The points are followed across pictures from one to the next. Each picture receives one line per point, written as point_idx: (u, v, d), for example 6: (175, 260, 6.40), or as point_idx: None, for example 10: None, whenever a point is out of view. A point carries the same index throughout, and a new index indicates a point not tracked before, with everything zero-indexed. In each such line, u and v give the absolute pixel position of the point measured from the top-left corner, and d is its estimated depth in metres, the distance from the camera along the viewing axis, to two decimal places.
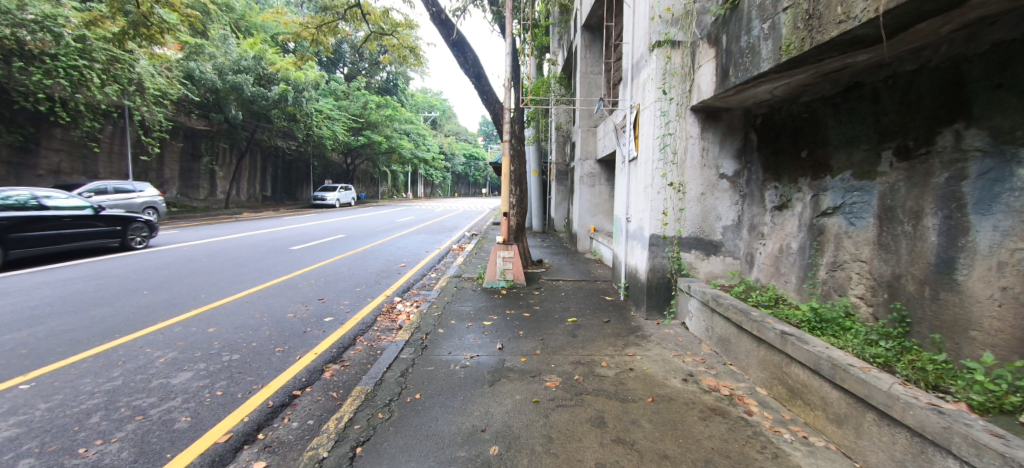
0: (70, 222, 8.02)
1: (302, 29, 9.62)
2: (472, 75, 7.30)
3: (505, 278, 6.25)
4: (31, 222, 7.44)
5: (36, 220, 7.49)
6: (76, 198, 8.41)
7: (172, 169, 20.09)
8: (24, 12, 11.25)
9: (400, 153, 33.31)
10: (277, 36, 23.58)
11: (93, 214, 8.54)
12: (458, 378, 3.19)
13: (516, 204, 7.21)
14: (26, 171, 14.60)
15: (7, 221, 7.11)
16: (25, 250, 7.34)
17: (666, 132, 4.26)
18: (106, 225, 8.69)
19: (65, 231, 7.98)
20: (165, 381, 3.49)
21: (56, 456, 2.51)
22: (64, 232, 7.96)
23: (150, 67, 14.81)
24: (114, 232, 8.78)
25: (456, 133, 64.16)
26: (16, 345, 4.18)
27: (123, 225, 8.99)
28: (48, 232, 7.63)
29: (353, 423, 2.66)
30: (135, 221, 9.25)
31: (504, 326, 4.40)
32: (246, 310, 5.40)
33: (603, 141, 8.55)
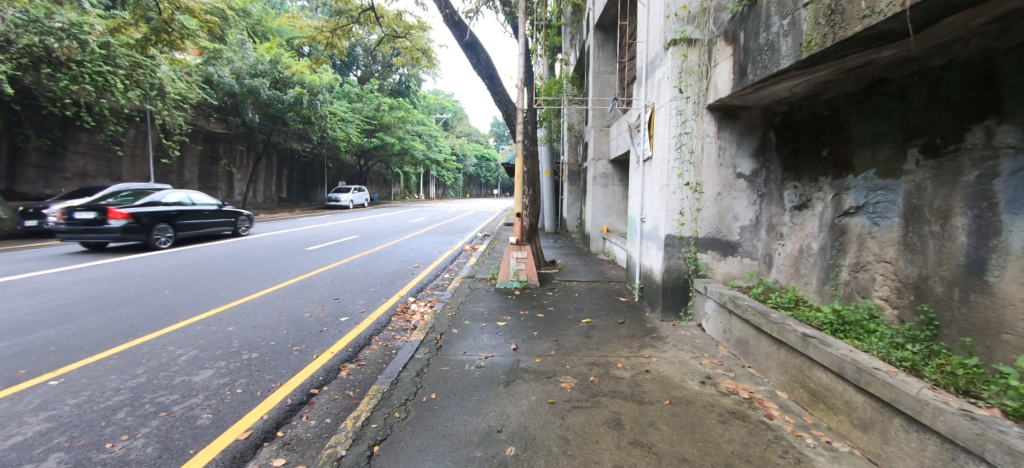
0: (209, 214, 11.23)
1: (317, 33, 9.77)
2: (485, 76, 7.32)
3: (519, 278, 6.24)
4: (186, 213, 10.61)
5: (189, 212, 10.61)
6: (210, 197, 11.67)
7: (191, 171, 20.60)
8: (52, 20, 11.65)
9: (413, 155, 33.59)
10: (292, 40, 23.99)
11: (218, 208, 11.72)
12: (473, 379, 3.20)
13: (529, 204, 7.20)
14: (54, 174, 15.16)
15: (174, 212, 10.24)
16: (184, 234, 10.48)
17: (683, 132, 4.21)
18: (225, 216, 11.83)
19: (204, 220, 11.18)
20: (187, 379, 3.57)
21: (84, 451, 2.59)
22: (205, 221, 11.17)
23: (171, 72, 15.14)
24: (233, 222, 11.99)
25: (468, 134, 64.47)
26: (45, 342, 4.32)
27: (234, 217, 12.10)
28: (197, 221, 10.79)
29: (370, 422, 2.68)
30: (240, 216, 12.38)
31: (518, 327, 4.40)
32: (265, 310, 5.50)
33: (616, 141, 8.49)
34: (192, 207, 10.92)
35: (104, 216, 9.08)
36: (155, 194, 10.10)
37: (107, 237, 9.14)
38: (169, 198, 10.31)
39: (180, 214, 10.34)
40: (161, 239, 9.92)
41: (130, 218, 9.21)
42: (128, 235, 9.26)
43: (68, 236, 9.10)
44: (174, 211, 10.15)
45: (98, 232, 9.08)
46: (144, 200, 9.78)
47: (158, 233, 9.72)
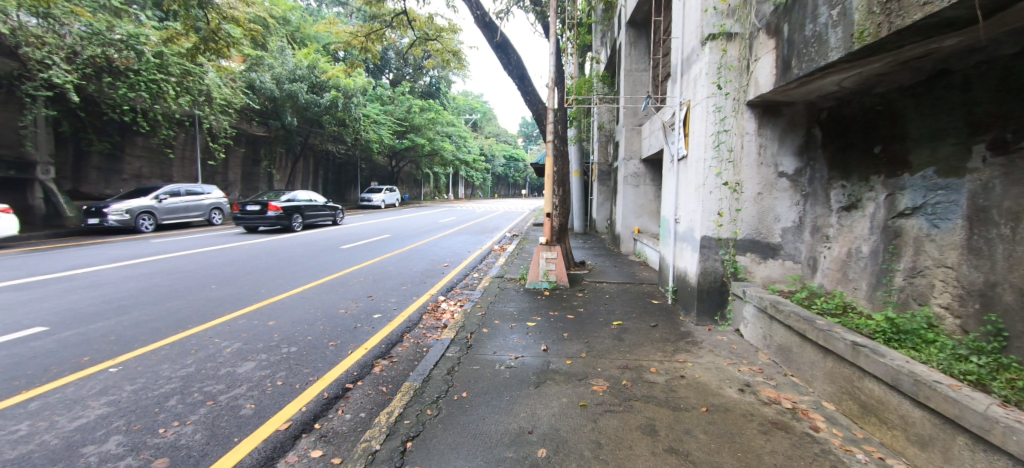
0: (322, 207, 15.24)
1: (352, 38, 10.06)
2: (515, 76, 7.33)
3: (548, 279, 6.21)
4: (309, 207, 14.65)
5: (310, 206, 14.58)
6: (320, 194, 15.66)
7: (235, 172, 21.76)
8: (113, 33, 12.51)
9: (442, 156, 34.14)
10: (329, 45, 24.81)
11: (324, 202, 15.68)
12: (504, 379, 3.20)
13: (559, 204, 7.14)
14: (114, 175, 16.35)
15: (303, 205, 14.23)
16: (308, 221, 14.51)
17: (721, 129, 4.07)
18: (328, 209, 15.79)
19: (318, 212, 15.22)
20: (232, 370, 3.74)
21: (140, 434, 2.76)
22: (319, 212, 15.23)
23: (218, 79, 15.90)
24: (335, 213, 15.97)
25: (496, 135, 64.90)
26: (106, 332, 4.65)
27: (333, 209, 16.03)
28: (316, 212, 14.84)
29: (403, 418, 2.72)
30: (337, 209, 16.35)
31: (548, 327, 4.37)
32: (302, 305, 5.71)
33: (648, 140, 8.31)
34: (311, 202, 14.97)
35: (264, 208, 13.25)
36: (290, 192, 14.14)
37: (265, 222, 13.32)
38: (299, 195, 14.30)
39: (306, 207, 14.34)
40: (296, 224, 14.03)
41: (280, 209, 13.33)
42: (278, 221, 13.33)
43: (241, 221, 13.23)
44: (303, 205, 14.16)
45: (260, 219, 13.23)
46: (284, 196, 13.83)
47: (295, 220, 13.78)
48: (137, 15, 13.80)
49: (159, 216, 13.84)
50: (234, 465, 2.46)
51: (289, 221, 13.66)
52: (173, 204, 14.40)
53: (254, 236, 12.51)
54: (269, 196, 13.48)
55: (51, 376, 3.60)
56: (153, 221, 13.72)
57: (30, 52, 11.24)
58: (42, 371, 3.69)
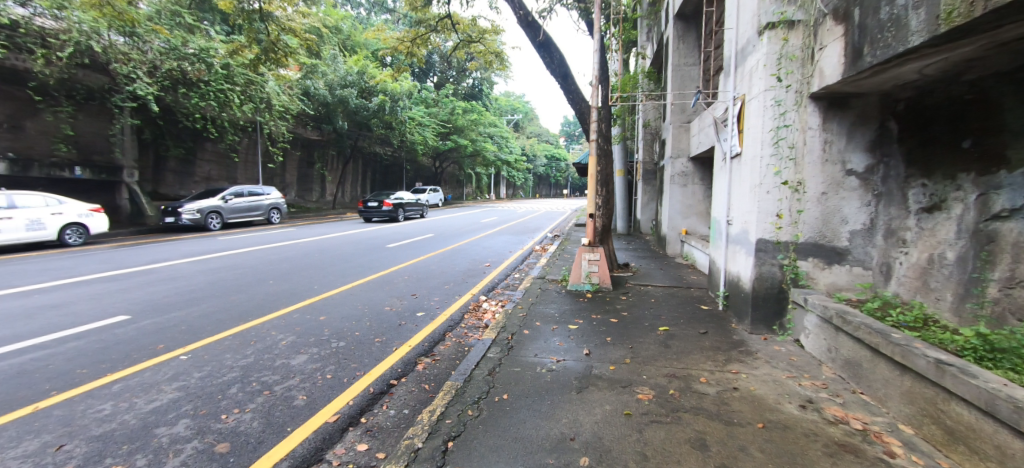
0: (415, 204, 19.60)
1: (399, 43, 10.34)
2: (558, 75, 7.25)
3: (590, 281, 6.08)
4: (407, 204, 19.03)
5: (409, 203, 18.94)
6: (412, 194, 19.99)
7: (291, 174, 23.21)
8: (187, 47, 13.63)
9: (484, 156, 34.58)
10: (377, 51, 25.72)
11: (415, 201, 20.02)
12: (545, 382, 3.15)
13: (602, 205, 6.98)
14: (187, 178, 17.91)
15: (403, 202, 18.55)
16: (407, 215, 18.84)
17: (781, 124, 3.80)
18: (419, 206, 20.14)
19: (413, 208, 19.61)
20: (286, 361, 3.95)
21: (206, 419, 2.97)
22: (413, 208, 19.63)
23: (277, 87, 16.89)
24: (424, 209, 20.27)
25: (538, 135, 64.81)
26: (179, 321, 5.06)
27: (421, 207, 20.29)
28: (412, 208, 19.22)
29: (444, 417, 2.75)
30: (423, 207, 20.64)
31: (590, 331, 4.27)
32: (351, 302, 5.94)
33: (698, 138, 7.96)
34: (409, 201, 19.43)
35: (380, 204, 17.71)
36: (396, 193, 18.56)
37: (380, 214, 17.77)
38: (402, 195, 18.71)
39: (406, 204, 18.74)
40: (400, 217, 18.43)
41: (392, 205, 17.73)
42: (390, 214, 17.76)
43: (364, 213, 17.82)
44: (404, 202, 18.50)
45: (377, 212, 17.77)
46: (393, 195, 18.28)
47: (400, 214, 18.13)
48: (207, 30, 14.95)
49: (226, 215, 14.94)
50: (286, 454, 2.56)
51: (397, 214, 18.14)
52: (238, 204, 15.50)
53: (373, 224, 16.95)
54: (383, 195, 17.96)
55: (132, 361, 3.96)
56: (220, 220, 14.81)
57: (119, 68, 12.45)
58: (124, 356, 4.07)
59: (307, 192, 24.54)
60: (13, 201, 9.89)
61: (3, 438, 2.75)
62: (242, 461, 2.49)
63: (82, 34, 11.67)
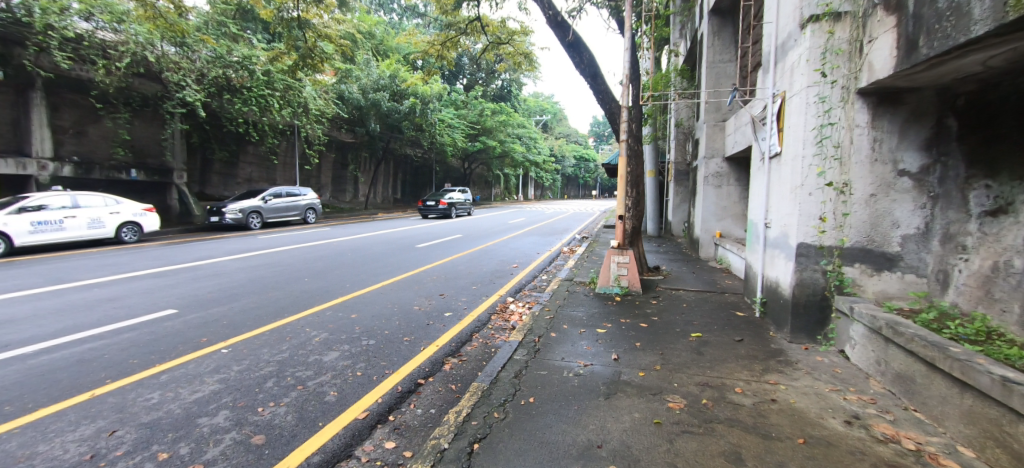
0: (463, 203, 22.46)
1: (430, 47, 10.49)
2: (588, 74, 7.16)
3: (619, 284, 5.97)
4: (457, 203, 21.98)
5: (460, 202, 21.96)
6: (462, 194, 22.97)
7: (326, 175, 24.01)
8: (232, 55, 14.32)
9: (513, 157, 34.69)
10: (409, 55, 26.22)
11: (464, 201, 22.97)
12: (572, 387, 3.10)
13: (632, 206, 6.84)
14: (230, 180, 18.82)
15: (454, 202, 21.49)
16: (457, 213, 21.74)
17: (826, 122, 3.61)
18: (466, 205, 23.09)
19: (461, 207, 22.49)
20: (319, 358, 4.06)
21: (244, 411, 3.09)
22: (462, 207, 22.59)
23: (314, 92, 17.47)
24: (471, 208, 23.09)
25: (566, 135, 64.41)
26: (221, 316, 5.32)
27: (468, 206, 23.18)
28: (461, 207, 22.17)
29: (470, 418, 2.75)
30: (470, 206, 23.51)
31: (619, 335, 4.18)
32: (381, 300, 6.06)
33: (733, 137, 7.69)
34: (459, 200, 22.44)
35: (437, 202, 20.93)
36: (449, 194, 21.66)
37: (437, 212, 20.91)
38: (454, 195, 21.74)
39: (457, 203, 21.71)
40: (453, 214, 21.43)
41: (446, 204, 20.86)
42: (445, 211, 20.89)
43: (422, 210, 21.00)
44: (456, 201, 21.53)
45: (434, 209, 20.97)
46: (447, 195, 21.42)
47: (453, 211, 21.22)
48: (250, 38, 15.66)
49: (265, 215, 15.61)
50: (317, 449, 2.63)
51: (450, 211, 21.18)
52: (277, 205, 16.18)
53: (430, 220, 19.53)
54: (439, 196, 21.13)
55: (178, 353, 4.18)
56: (260, 220, 15.46)
57: (170, 76, 13.21)
58: (172, 348, 4.30)
59: (341, 193, 25.31)
60: (77, 201, 10.67)
61: (62, 422, 2.95)
62: (276, 454, 2.57)
63: (137, 45, 12.45)
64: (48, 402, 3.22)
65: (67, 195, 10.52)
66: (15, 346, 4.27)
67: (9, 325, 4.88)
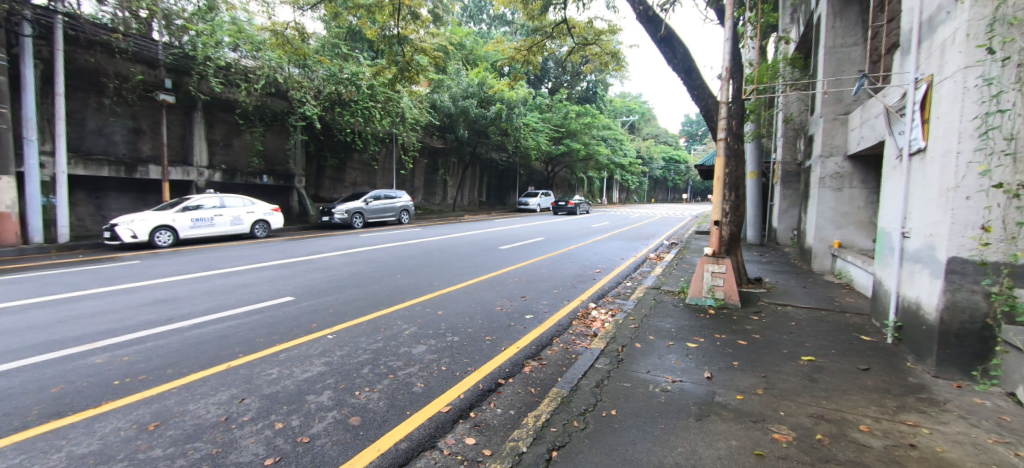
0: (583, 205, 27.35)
1: (516, 53, 10.63)
2: (681, 69, 6.73)
3: (714, 295, 5.48)
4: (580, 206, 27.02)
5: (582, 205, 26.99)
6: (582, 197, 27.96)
7: (419, 179, 25.74)
8: (343, 72, 16.05)
9: (598, 160, 34.11)
10: (496, 62, 27.02)
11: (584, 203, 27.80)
12: (659, 404, 2.89)
13: (731, 211, 6.25)
14: (339, 183, 21.03)
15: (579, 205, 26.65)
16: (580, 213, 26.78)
17: (995, 109, 2.94)
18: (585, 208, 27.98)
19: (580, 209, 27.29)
20: (409, 350, 4.31)
21: (344, 393, 3.38)
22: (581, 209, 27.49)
23: (411, 102, 18.75)
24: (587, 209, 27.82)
25: (655, 136, 61.56)
26: (328, 305, 5.94)
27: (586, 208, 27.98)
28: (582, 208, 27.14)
29: (549, 424, 2.71)
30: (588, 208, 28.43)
31: (713, 352, 3.83)
32: (465, 299, 6.27)
33: (860, 132, 6.67)
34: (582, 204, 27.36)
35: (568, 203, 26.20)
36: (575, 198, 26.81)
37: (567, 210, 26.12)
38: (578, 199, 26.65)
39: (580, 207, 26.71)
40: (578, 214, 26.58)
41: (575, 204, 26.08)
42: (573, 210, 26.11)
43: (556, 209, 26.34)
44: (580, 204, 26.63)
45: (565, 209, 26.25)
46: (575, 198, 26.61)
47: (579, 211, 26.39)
48: (357, 56, 17.35)
49: (365, 216, 17.09)
50: (405, 436, 2.78)
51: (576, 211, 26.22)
52: (375, 206, 17.67)
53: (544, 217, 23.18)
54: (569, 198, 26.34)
55: (293, 335, 4.72)
56: (362, 220, 16.99)
57: (294, 94, 15.12)
58: (289, 330, 4.89)
59: (431, 195, 26.87)
60: (223, 201, 12.68)
61: (206, 386, 3.49)
62: (369, 436, 2.77)
63: (270, 69, 14.49)
64: (196, 369, 3.83)
65: (217, 197, 12.56)
66: (176, 320, 5.18)
67: (173, 303, 5.94)
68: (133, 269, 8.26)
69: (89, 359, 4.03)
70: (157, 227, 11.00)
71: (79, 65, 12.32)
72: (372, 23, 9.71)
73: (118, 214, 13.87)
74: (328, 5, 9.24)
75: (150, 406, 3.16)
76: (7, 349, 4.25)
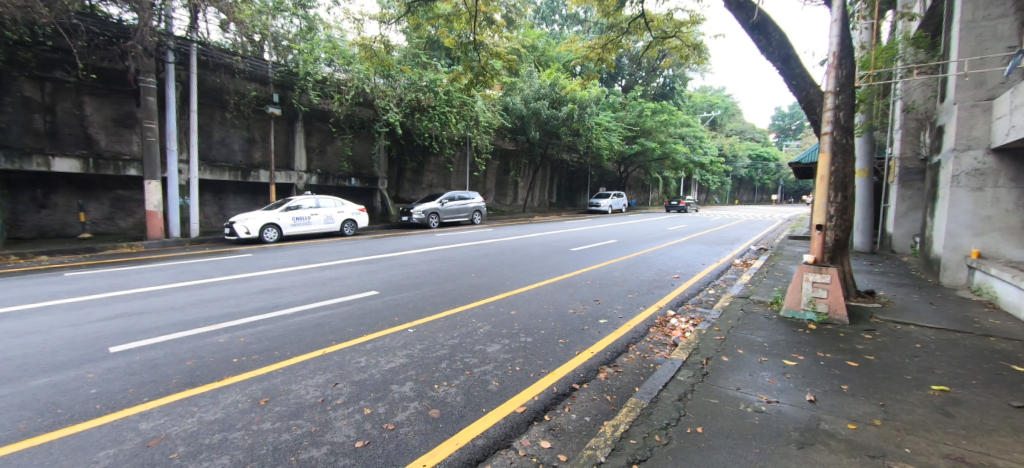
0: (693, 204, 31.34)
1: (590, 51, 10.41)
2: (778, 57, 6.13)
3: (815, 309, 4.92)
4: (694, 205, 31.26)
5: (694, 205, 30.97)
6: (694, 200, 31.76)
7: (491, 180, 26.40)
8: (423, 80, 16.99)
9: (675, 159, 32.44)
10: (568, 63, 26.77)
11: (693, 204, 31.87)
12: (752, 425, 2.64)
13: (837, 215, 5.56)
14: (417, 185, 22.28)
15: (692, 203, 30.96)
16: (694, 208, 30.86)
17: None
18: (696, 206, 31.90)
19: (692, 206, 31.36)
20: (484, 348, 4.41)
21: (424, 386, 3.53)
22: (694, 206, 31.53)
23: (484, 105, 19.24)
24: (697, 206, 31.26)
25: (740, 132, 57.13)
26: (408, 300, 6.28)
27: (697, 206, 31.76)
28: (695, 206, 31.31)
29: (629, 436, 2.60)
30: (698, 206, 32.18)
31: (816, 373, 3.42)
32: (537, 301, 6.28)
33: (1010, 121, 5.59)
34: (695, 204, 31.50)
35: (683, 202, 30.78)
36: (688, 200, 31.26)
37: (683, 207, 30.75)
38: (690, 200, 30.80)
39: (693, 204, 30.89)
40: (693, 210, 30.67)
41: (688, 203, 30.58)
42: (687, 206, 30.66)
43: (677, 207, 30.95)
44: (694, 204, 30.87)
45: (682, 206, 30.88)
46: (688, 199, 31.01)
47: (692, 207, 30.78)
48: (436, 64, 18.20)
49: (441, 216, 17.83)
50: (481, 433, 2.83)
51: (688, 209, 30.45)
52: (450, 206, 18.39)
53: (614, 220, 23.09)
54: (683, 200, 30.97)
55: (378, 327, 5.06)
56: (438, 220, 17.77)
57: (379, 102, 16.27)
58: (375, 322, 5.25)
59: (503, 196, 27.42)
60: (318, 202, 14.00)
61: (307, 369, 3.86)
62: (448, 429, 2.87)
63: (359, 80, 15.69)
64: (297, 353, 4.26)
65: (313, 198, 13.90)
66: (281, 308, 5.80)
67: (277, 293, 6.66)
68: (246, 261, 9.40)
69: (213, 337, 4.66)
70: (265, 224, 12.45)
71: (208, 85, 14.34)
72: (450, 31, 10.12)
73: (235, 213, 15.92)
74: (411, 17, 9.79)
75: (262, 384, 3.57)
76: (154, 326, 5.06)
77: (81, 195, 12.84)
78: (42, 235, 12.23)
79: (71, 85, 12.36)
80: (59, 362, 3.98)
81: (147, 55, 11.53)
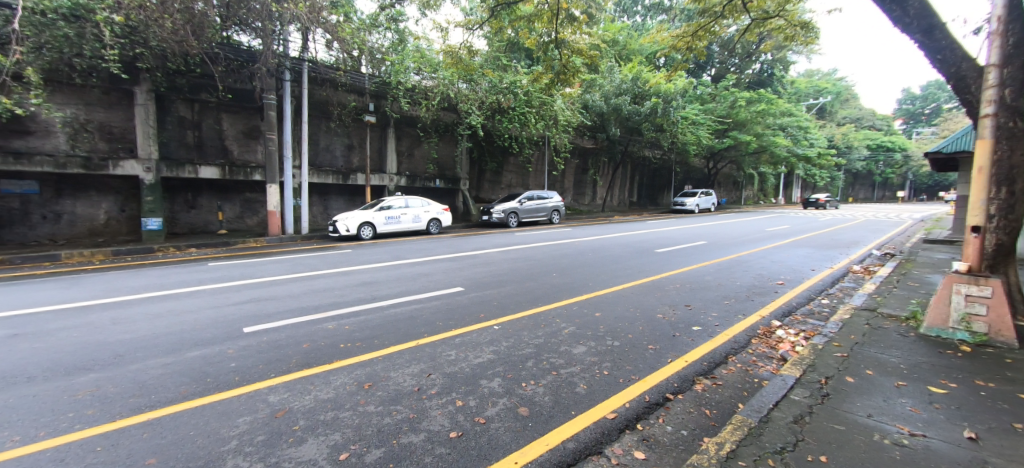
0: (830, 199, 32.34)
1: (678, 40, 9.74)
2: (918, 28, 5.22)
3: (968, 329, 4.11)
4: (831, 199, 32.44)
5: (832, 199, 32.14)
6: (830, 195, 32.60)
7: (569, 179, 26.19)
8: (504, 82, 17.36)
9: (774, 152, 29.37)
10: (652, 54, 25.51)
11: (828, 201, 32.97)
12: (892, 461, 2.27)
13: (1005, 212, 4.61)
14: (496, 185, 22.83)
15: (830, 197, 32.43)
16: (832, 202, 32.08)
17: None
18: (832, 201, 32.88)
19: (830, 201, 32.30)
20: (569, 349, 4.36)
21: (511, 383, 3.57)
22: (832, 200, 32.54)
23: (563, 104, 19.03)
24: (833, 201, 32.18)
25: (855, 120, 50.08)
26: (492, 297, 6.44)
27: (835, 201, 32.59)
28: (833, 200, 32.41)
29: (737, 457, 2.40)
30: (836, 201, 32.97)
31: (975, 405, 2.84)
32: (623, 303, 6.05)
33: None
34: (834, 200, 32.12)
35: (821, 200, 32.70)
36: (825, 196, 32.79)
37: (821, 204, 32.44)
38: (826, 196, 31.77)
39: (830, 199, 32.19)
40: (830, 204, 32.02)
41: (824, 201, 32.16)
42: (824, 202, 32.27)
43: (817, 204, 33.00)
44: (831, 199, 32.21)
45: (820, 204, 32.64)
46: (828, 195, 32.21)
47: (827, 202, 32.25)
48: (515, 66, 18.32)
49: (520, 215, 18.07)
50: (572, 436, 2.79)
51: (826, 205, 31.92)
52: (530, 206, 18.58)
53: (701, 220, 21.60)
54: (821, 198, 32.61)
55: (465, 322, 5.26)
56: (517, 219, 18.04)
57: (463, 106, 16.77)
58: (461, 318, 5.45)
59: (581, 195, 27.02)
60: (408, 202, 14.95)
61: (403, 358, 4.14)
62: (538, 429, 2.87)
63: (444, 86, 16.44)
64: (394, 342, 4.58)
65: (404, 198, 14.89)
66: (378, 300, 6.29)
67: (375, 286, 7.24)
68: (347, 257, 10.34)
69: (323, 324, 5.19)
70: (363, 223, 13.64)
71: (317, 98, 16.01)
72: (531, 32, 10.15)
73: (338, 211, 17.67)
74: (493, 21, 9.99)
75: (364, 369, 3.89)
76: (276, 311, 5.78)
77: (221, 197, 15.15)
78: (192, 231, 14.65)
79: (213, 104, 14.56)
80: (208, 338, 4.71)
81: (269, 75, 13.20)
